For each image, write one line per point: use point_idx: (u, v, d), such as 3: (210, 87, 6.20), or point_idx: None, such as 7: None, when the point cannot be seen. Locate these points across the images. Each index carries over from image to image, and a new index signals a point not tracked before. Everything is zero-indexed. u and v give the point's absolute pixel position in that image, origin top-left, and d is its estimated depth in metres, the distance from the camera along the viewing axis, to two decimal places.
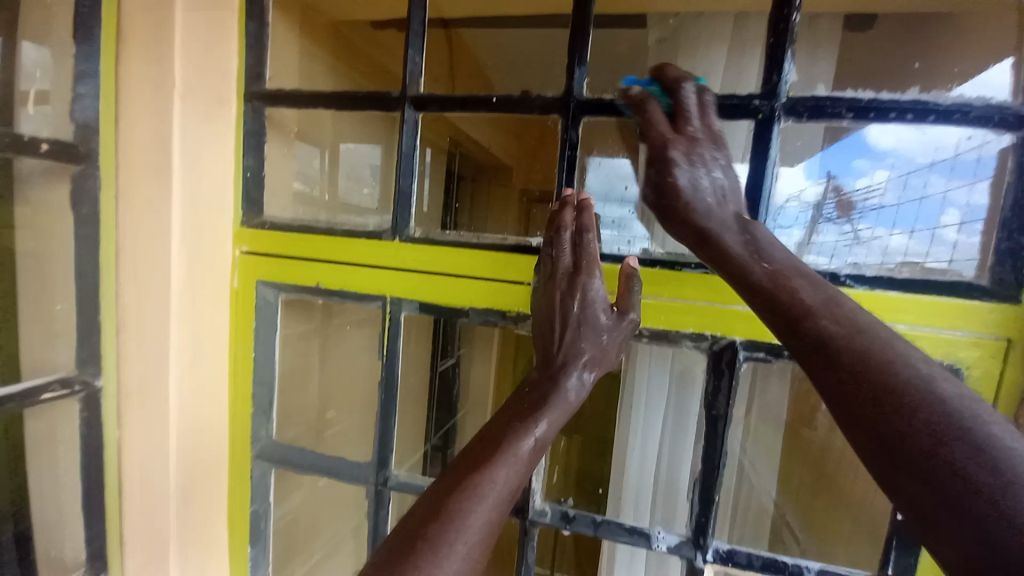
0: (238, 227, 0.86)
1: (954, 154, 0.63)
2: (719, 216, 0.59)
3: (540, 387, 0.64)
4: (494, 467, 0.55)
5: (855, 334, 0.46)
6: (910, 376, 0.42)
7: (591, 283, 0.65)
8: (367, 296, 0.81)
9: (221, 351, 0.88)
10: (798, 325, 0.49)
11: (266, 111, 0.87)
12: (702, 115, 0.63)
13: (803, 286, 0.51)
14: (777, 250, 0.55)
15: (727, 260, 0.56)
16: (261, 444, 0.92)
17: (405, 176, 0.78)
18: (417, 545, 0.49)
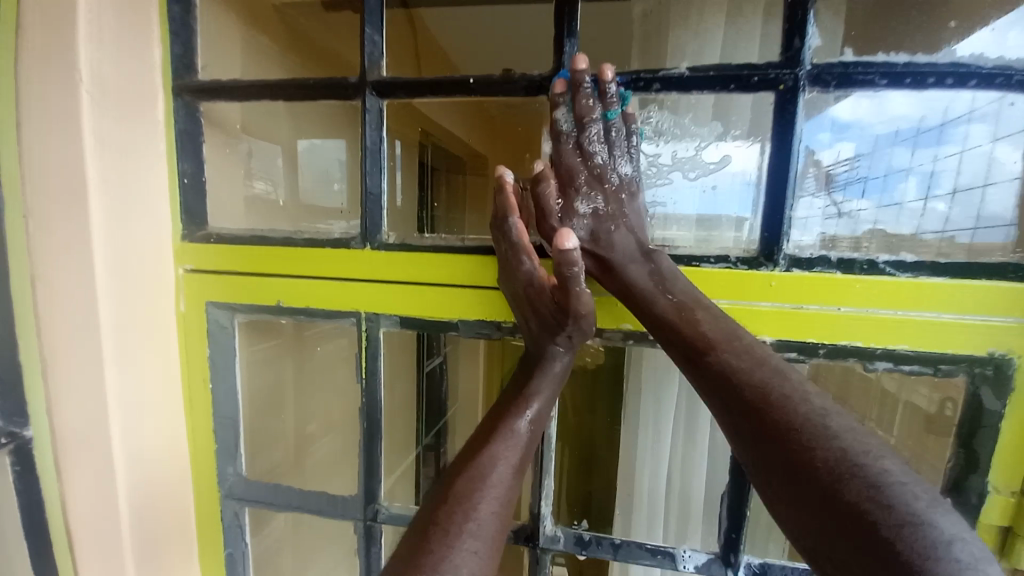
0: (179, 243, 0.75)
1: (940, 122, 0.58)
2: (620, 250, 0.59)
3: (526, 363, 0.63)
4: (493, 445, 0.55)
5: (756, 367, 0.49)
6: (809, 409, 0.44)
7: (525, 270, 0.59)
8: (337, 314, 0.71)
9: (173, 385, 0.76)
10: (699, 358, 0.51)
11: (201, 107, 0.75)
12: (614, 143, 0.59)
13: (707, 319, 0.53)
14: (677, 283, 0.56)
15: (631, 295, 0.57)
16: (229, 485, 0.81)
17: (372, 175, 0.67)
18: (430, 533, 0.48)
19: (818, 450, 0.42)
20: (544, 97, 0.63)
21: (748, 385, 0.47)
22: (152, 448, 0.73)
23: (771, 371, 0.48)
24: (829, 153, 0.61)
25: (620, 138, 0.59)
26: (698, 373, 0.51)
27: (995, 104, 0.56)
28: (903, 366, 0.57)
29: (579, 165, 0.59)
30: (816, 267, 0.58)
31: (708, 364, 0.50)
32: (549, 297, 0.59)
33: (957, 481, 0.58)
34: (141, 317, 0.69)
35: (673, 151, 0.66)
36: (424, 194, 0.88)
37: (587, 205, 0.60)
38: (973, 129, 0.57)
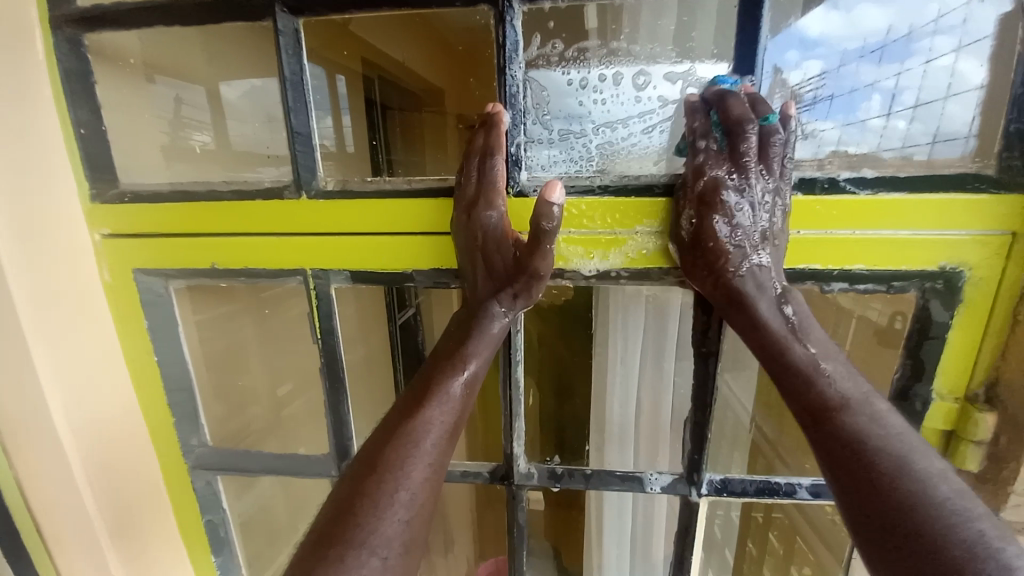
0: (90, 205, 0.66)
1: (907, 33, 0.55)
2: (755, 283, 0.54)
3: (464, 322, 0.63)
4: (426, 409, 0.55)
5: (886, 436, 0.47)
6: (932, 474, 0.44)
7: (489, 217, 0.57)
8: (281, 272, 0.66)
9: (114, 359, 0.71)
10: (824, 421, 0.50)
11: (86, 39, 0.63)
12: (741, 161, 0.52)
13: (839, 374, 0.52)
14: (814, 330, 0.54)
15: (761, 333, 0.54)
16: (196, 455, 0.78)
17: (298, 111, 0.59)
18: (356, 504, 0.49)
19: (921, 515, 0.41)
20: (486, 7, 0.55)
21: (869, 440, 0.47)
22: (104, 423, 0.69)
23: (935, 473, 0.44)
24: (797, 73, 0.58)
25: (759, 145, 0.52)
26: (814, 431, 0.51)
27: (965, 8, 0.53)
28: (858, 285, 0.58)
29: (724, 179, 0.53)
30: None
31: (830, 426, 0.49)
32: (510, 249, 0.58)
33: (903, 388, 0.61)
34: (57, 290, 0.62)
35: (631, 74, 0.61)
36: (376, 136, 0.81)
37: (729, 220, 0.53)
38: (938, 42, 0.55)
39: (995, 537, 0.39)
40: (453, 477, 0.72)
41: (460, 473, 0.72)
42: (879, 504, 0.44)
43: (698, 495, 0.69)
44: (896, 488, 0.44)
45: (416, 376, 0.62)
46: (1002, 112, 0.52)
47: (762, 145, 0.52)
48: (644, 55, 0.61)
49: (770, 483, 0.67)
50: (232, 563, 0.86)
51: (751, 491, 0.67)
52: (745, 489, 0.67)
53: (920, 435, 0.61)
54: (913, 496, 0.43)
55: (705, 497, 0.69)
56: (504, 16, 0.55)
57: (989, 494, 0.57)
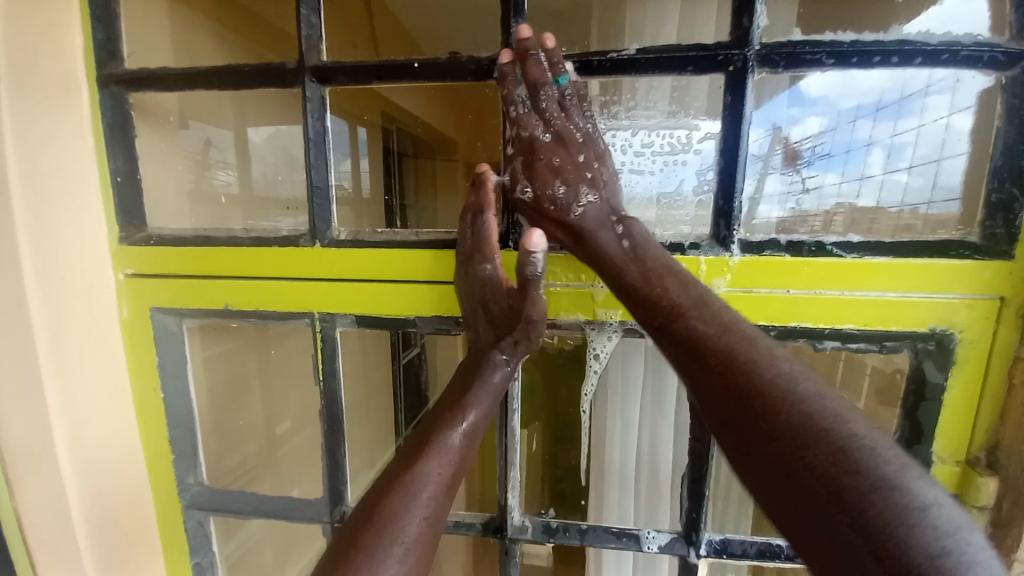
0: (118, 247, 0.71)
1: (900, 96, 0.58)
2: (592, 218, 0.56)
3: (469, 371, 0.63)
4: (425, 460, 0.53)
5: (720, 330, 0.44)
6: (799, 380, 0.39)
7: (485, 270, 0.60)
8: (290, 315, 0.68)
9: (122, 394, 0.72)
10: (668, 326, 0.47)
11: (130, 98, 0.69)
12: (545, 118, 0.56)
13: (672, 279, 0.50)
14: (652, 248, 0.53)
15: (602, 262, 0.54)
16: (191, 495, 0.78)
17: (317, 167, 0.64)
18: (349, 558, 0.46)
19: (771, 402, 0.38)
20: (493, 81, 0.61)
21: (703, 339, 0.44)
22: (106, 458, 0.70)
23: (767, 358, 0.41)
24: (798, 129, 0.61)
25: (572, 102, 0.56)
26: (660, 336, 0.48)
27: (955, 78, 0.55)
28: (850, 344, 0.59)
29: (540, 138, 0.56)
30: (766, 251, 0.58)
31: (670, 329, 0.47)
32: (506, 299, 0.60)
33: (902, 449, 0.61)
34: (77, 325, 0.65)
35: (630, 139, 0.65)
36: (392, 179, 0.92)
37: (571, 184, 0.56)
38: (931, 101, 0.57)
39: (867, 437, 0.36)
40: (446, 528, 0.71)
41: (453, 523, 0.71)
42: (740, 419, 0.40)
43: (697, 557, 0.67)
44: (750, 397, 0.40)
45: (417, 426, 0.60)
46: (984, 181, 0.55)
47: (570, 99, 0.55)
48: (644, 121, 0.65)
49: (770, 546, 0.65)
50: None
51: (751, 554, 0.66)
52: (745, 551, 0.66)
53: None
54: (772, 399, 0.38)
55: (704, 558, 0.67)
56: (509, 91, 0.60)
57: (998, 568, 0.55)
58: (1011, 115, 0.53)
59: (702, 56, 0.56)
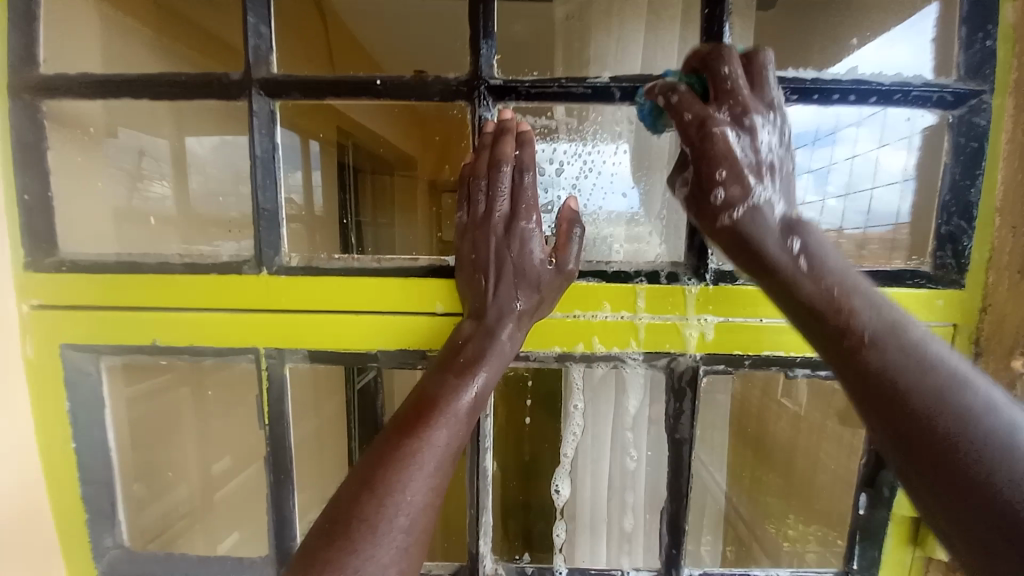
0: (23, 275, 0.60)
1: (834, 129, 0.60)
2: (777, 223, 0.50)
3: (476, 340, 0.55)
4: (431, 428, 0.48)
5: (924, 365, 0.40)
6: (981, 413, 0.36)
7: (525, 232, 0.56)
8: (231, 350, 0.61)
9: (23, 446, 0.61)
10: (848, 349, 0.43)
11: (46, 106, 0.60)
12: (743, 125, 0.50)
13: (860, 299, 0.44)
14: (829, 257, 0.48)
15: (772, 274, 0.49)
16: (109, 560, 0.67)
17: (266, 188, 0.58)
18: (349, 529, 0.42)
19: (947, 431, 0.36)
20: (462, 103, 0.58)
21: (897, 373, 0.40)
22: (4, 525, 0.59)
23: (941, 370, 0.39)
24: None
25: (746, 85, 0.51)
26: (841, 368, 0.43)
27: (907, 118, 0.58)
28: (819, 371, 0.60)
29: (719, 119, 0.50)
30: (737, 280, 0.58)
31: (856, 357, 0.42)
32: (541, 265, 0.57)
33: (869, 476, 0.62)
34: None
35: (596, 165, 0.64)
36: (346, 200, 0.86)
37: (734, 175, 0.51)
38: (861, 132, 0.59)
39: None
40: None
41: None
42: (919, 447, 0.37)
43: None
44: (938, 440, 0.37)
45: (417, 386, 0.53)
46: (934, 215, 0.57)
47: (734, 104, 0.50)
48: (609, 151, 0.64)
49: None
50: None
51: None
52: None
53: (890, 523, 0.62)
54: (958, 448, 0.36)
55: None
56: (479, 113, 0.58)
57: None
58: (958, 153, 0.56)
59: None
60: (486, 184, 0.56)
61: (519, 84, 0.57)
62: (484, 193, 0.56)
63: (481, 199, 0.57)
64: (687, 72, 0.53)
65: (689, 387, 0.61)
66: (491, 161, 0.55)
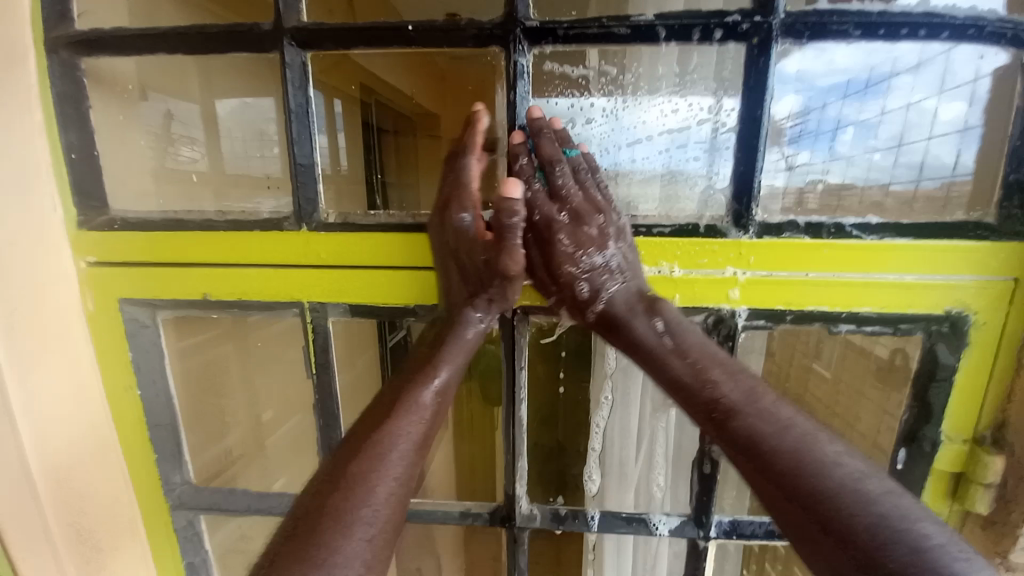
0: (77, 232, 0.63)
1: (889, 74, 0.56)
2: (622, 305, 0.55)
3: (438, 330, 0.59)
4: (392, 420, 0.51)
5: (782, 429, 0.45)
6: (830, 459, 0.42)
7: (461, 220, 0.56)
8: (276, 305, 0.63)
9: (93, 393, 0.66)
10: (725, 423, 0.47)
11: (83, 63, 0.60)
12: (561, 196, 0.55)
13: (720, 370, 0.50)
14: (688, 329, 0.53)
15: (642, 351, 0.54)
16: (178, 494, 0.73)
17: (301, 143, 0.58)
18: (317, 524, 0.44)
19: (808, 484, 0.41)
20: (496, 48, 0.56)
21: (765, 441, 0.45)
22: (83, 461, 0.64)
23: (780, 427, 0.45)
24: (780, 108, 0.57)
25: (574, 176, 0.56)
26: (721, 437, 0.48)
27: (973, 59, 0.53)
28: (866, 327, 0.58)
29: (556, 219, 0.56)
30: (785, 233, 0.56)
31: (728, 431, 0.47)
32: (479, 254, 0.56)
33: (911, 431, 0.61)
34: (39, 322, 0.58)
35: (629, 121, 0.63)
36: (371, 158, 0.85)
37: (592, 278, 0.56)
38: (920, 78, 0.55)
39: (901, 519, 0.38)
40: (453, 518, 0.70)
41: (459, 514, 0.70)
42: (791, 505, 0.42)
43: (707, 540, 0.67)
44: (804, 484, 0.41)
45: (382, 387, 0.57)
46: (1004, 161, 0.53)
47: (585, 171, 0.56)
48: (645, 105, 0.62)
49: (779, 526, 0.66)
50: None
51: (760, 534, 0.66)
52: (754, 532, 0.66)
53: (929, 479, 0.61)
54: (819, 486, 0.41)
55: (714, 540, 0.68)
56: (513, 58, 0.55)
57: (997, 541, 0.57)
58: None
59: (722, 25, 0.52)
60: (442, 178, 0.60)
61: (557, 25, 0.53)
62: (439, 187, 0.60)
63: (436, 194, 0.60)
64: (528, 163, 0.56)
65: (726, 341, 0.60)
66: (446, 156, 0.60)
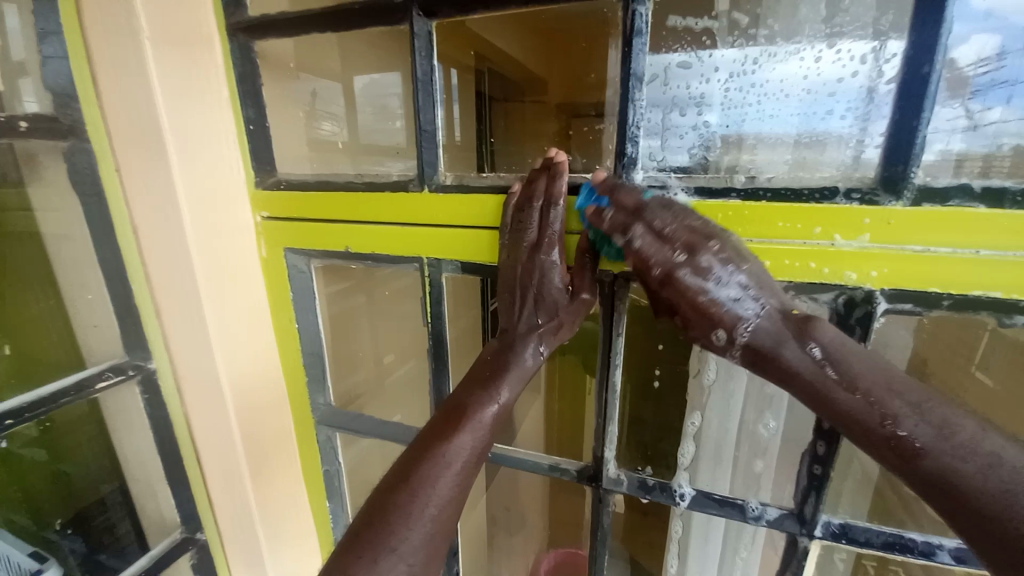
0: (254, 191, 0.76)
1: None
2: (769, 333, 0.49)
3: (499, 353, 0.64)
4: (459, 434, 0.57)
5: (917, 407, 0.44)
6: (964, 432, 0.42)
7: (549, 262, 0.60)
8: (401, 259, 0.71)
9: (264, 323, 0.82)
10: (854, 406, 0.45)
11: (256, 47, 0.72)
12: (665, 237, 0.51)
13: (899, 400, 0.44)
14: (855, 359, 0.47)
15: (798, 383, 0.48)
16: (321, 412, 0.88)
17: (425, 109, 0.64)
18: (389, 514, 0.53)
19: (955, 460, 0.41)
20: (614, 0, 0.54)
21: (898, 414, 0.44)
22: (254, 377, 0.80)
23: (915, 403, 0.44)
24: (965, 51, 0.47)
25: (669, 214, 0.52)
26: (901, 470, 0.44)
27: None
28: None
29: (675, 260, 0.50)
30: (952, 201, 0.47)
31: (859, 416, 0.45)
32: (563, 288, 0.61)
33: None
34: (226, 263, 0.73)
35: (759, 78, 0.56)
36: (483, 127, 0.80)
37: (729, 320, 0.50)
38: None
39: None
40: (542, 470, 0.75)
41: (548, 466, 0.75)
42: (927, 477, 0.42)
43: (810, 537, 0.63)
44: (943, 457, 0.41)
45: (448, 398, 0.63)
46: None
47: (669, 203, 0.53)
48: (780, 54, 0.55)
49: (902, 539, 0.59)
50: (341, 511, 0.95)
51: (876, 544, 0.60)
52: (869, 540, 0.60)
53: None
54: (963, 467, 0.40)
55: (818, 539, 0.63)
56: (631, 7, 0.53)
57: None
58: None
59: None
60: (518, 216, 0.61)
61: None
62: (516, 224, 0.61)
63: (509, 224, 0.62)
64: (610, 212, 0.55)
65: (858, 325, 0.53)
66: (525, 195, 0.61)
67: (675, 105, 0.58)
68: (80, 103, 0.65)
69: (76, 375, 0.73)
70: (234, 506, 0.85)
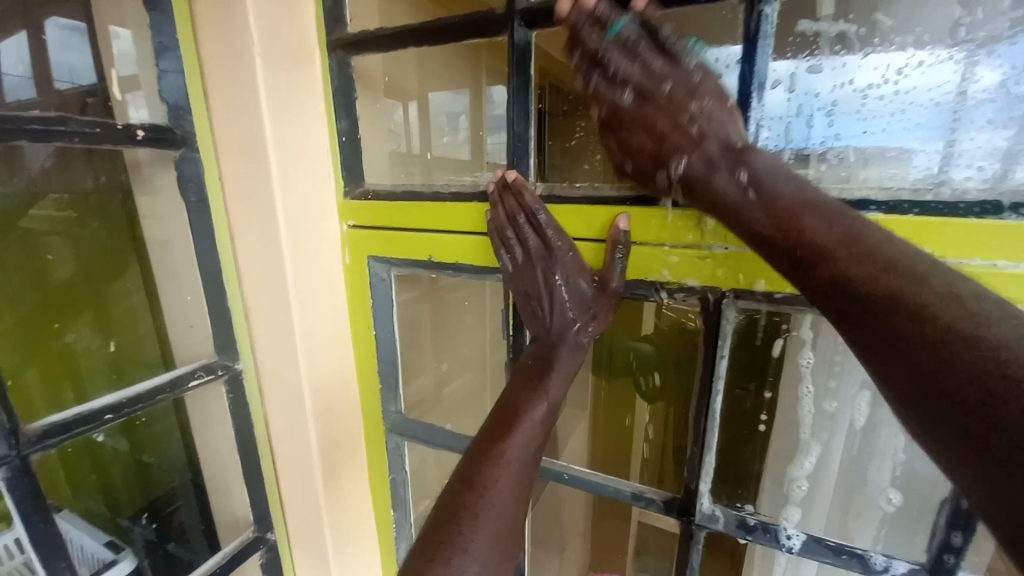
0: (341, 200, 0.78)
1: None
2: (699, 163, 0.49)
3: (540, 352, 0.62)
4: (514, 433, 0.56)
5: (885, 269, 0.39)
6: (955, 306, 0.36)
7: (564, 262, 0.60)
8: (484, 269, 0.70)
9: (344, 330, 0.83)
10: (808, 264, 0.43)
11: (352, 62, 0.74)
12: (618, 80, 0.51)
13: (813, 215, 0.44)
14: (783, 181, 0.46)
15: (721, 208, 0.49)
16: (392, 421, 0.88)
17: (520, 120, 0.63)
18: (459, 514, 0.51)
19: (934, 324, 0.35)
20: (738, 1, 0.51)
21: (860, 280, 0.40)
22: (332, 382, 0.81)
23: (887, 265, 0.39)
24: None
25: (638, 43, 0.49)
26: (879, 371, 0.38)
27: None
28: None
29: (622, 99, 0.52)
30: None
31: (818, 269, 0.42)
32: (588, 281, 0.60)
33: None
34: (314, 270, 0.75)
35: (899, 86, 0.50)
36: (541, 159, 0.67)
37: (667, 151, 0.51)
38: None
39: None
40: (624, 498, 0.70)
41: (631, 494, 0.70)
42: (902, 360, 0.37)
43: None
44: (918, 324, 0.36)
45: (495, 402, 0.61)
46: None
47: (638, 42, 0.49)
48: (929, 61, 0.49)
49: None
50: (405, 522, 0.94)
51: None
52: None
53: None
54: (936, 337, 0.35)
55: None
56: (757, 8, 0.49)
57: None
58: None
59: None
60: (515, 233, 0.62)
61: None
62: (517, 242, 0.62)
63: (506, 243, 0.63)
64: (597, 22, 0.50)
65: None
66: (511, 213, 0.62)
67: (802, 114, 0.53)
68: (191, 114, 0.69)
69: (166, 374, 0.75)
70: (304, 508, 0.85)
